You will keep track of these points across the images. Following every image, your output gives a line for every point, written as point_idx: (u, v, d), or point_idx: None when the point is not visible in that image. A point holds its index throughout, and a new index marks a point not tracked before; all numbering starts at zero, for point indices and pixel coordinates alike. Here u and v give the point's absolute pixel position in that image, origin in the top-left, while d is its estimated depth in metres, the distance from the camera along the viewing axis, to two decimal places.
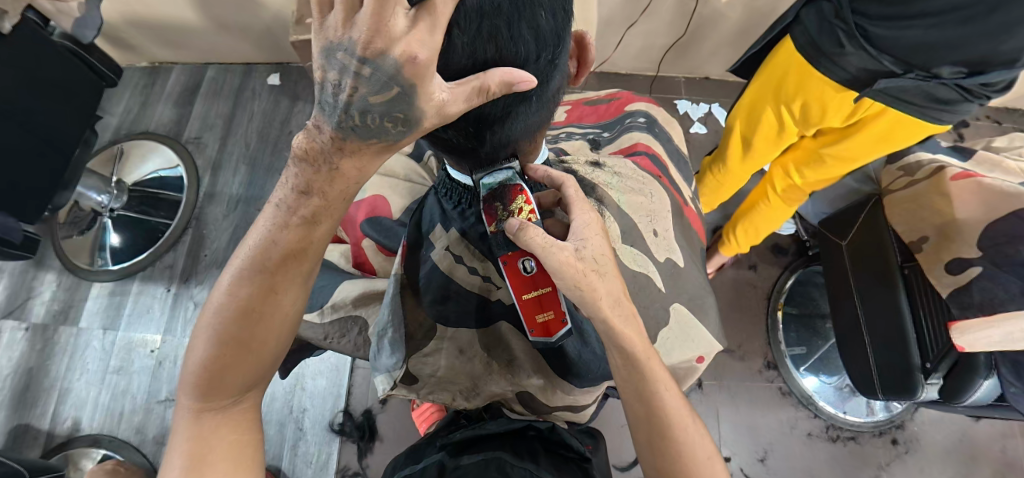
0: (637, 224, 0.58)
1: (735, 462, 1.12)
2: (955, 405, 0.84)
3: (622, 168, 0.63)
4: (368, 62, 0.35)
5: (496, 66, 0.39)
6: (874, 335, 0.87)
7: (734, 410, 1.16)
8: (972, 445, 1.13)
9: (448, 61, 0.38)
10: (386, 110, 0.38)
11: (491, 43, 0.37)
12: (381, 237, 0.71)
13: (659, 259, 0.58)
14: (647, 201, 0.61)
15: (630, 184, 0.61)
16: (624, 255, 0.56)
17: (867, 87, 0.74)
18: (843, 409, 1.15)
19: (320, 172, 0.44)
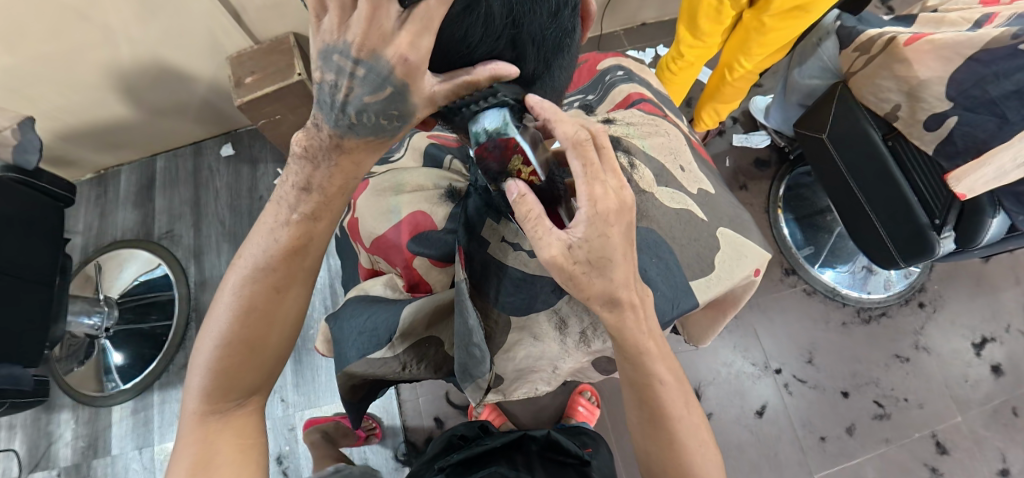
0: (666, 165, 0.60)
1: (785, 373, 1.15)
2: (972, 250, 0.87)
3: (630, 117, 0.65)
4: (362, 63, 0.36)
5: (526, 24, 0.38)
6: (877, 208, 0.92)
7: (770, 324, 1.20)
8: (988, 284, 1.20)
9: (483, 32, 0.37)
10: (382, 108, 0.39)
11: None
12: (433, 249, 0.65)
13: (693, 192, 0.60)
14: (666, 140, 0.63)
15: (646, 129, 0.63)
16: (662, 196, 0.57)
17: None
18: (866, 290, 1.20)
19: (319, 167, 0.43)
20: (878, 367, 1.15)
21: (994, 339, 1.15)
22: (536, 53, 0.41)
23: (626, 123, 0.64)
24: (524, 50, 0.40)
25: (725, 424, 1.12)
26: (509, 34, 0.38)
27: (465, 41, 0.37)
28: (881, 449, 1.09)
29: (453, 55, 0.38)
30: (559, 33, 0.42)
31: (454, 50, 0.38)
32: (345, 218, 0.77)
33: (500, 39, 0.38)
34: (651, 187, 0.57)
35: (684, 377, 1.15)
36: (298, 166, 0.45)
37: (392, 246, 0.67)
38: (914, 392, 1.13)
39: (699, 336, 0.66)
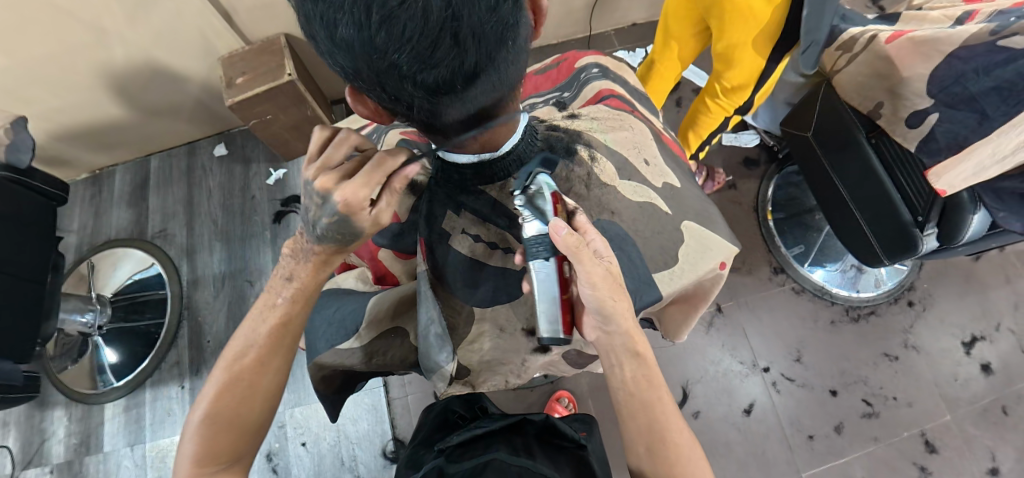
0: (628, 159, 0.61)
1: (774, 372, 1.16)
2: (954, 247, 0.87)
3: (597, 113, 0.67)
4: (323, 196, 0.49)
5: (462, 12, 0.35)
6: (861, 206, 0.92)
7: (758, 323, 1.20)
8: (978, 284, 1.19)
9: (413, 20, 0.34)
10: (334, 229, 0.51)
11: None
12: (396, 241, 0.67)
13: (657, 185, 0.61)
14: (630, 135, 0.63)
15: (610, 124, 0.64)
16: (623, 189, 0.58)
17: None
18: (855, 289, 1.20)
19: (300, 260, 0.56)
20: (867, 366, 1.15)
21: (984, 338, 1.15)
22: (475, 46, 0.38)
23: (591, 118, 0.66)
24: (464, 43, 0.37)
25: (713, 423, 1.12)
26: (444, 24, 0.35)
27: (398, 32, 0.35)
28: (870, 447, 1.09)
29: (385, 48, 0.36)
30: (502, 27, 0.39)
31: (387, 42, 0.36)
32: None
33: (434, 31, 0.35)
34: (612, 179, 0.58)
35: (672, 375, 1.16)
36: (285, 262, 0.57)
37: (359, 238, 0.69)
38: (903, 390, 1.12)
39: (674, 332, 0.66)
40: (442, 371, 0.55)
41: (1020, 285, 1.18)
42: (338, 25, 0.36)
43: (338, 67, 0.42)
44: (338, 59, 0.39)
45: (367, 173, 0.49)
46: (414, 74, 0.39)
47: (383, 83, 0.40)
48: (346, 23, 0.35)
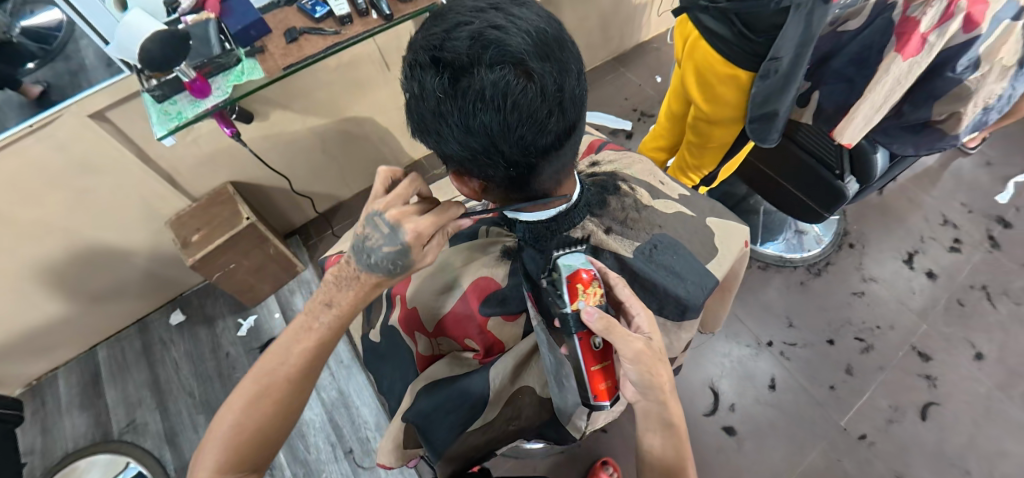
0: (655, 182, 0.68)
1: (776, 343, 1.26)
2: (872, 184, 1.04)
3: (608, 156, 0.74)
4: (393, 225, 0.54)
5: (567, 85, 0.43)
6: (789, 177, 1.08)
7: (744, 306, 1.31)
8: (890, 212, 1.42)
9: (538, 98, 0.41)
10: (393, 257, 0.54)
11: (562, 65, 0.42)
12: (504, 306, 0.62)
13: (677, 196, 0.68)
14: (644, 165, 0.71)
15: (626, 160, 0.72)
16: (659, 205, 0.65)
17: (716, 46, 0.82)
18: (805, 249, 1.36)
19: (339, 285, 0.58)
20: (844, 308, 1.30)
21: (916, 252, 1.36)
22: (575, 109, 0.45)
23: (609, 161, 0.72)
24: (567, 109, 0.44)
25: (748, 408, 1.18)
26: (556, 97, 0.42)
27: (524, 110, 0.41)
28: (880, 377, 1.21)
29: (514, 124, 0.42)
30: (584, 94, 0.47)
31: (518, 119, 0.42)
32: (393, 316, 0.69)
33: (551, 103, 0.42)
34: (649, 201, 0.65)
35: (696, 378, 1.22)
36: (326, 288, 0.58)
37: (463, 320, 0.63)
38: (881, 318, 1.27)
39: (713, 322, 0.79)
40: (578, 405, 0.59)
41: (919, 204, 1.43)
42: (477, 113, 0.41)
43: (453, 152, 0.47)
44: (468, 144, 0.44)
45: (432, 217, 0.55)
46: (533, 143, 0.44)
47: (501, 156, 0.45)
48: (485, 111, 0.41)
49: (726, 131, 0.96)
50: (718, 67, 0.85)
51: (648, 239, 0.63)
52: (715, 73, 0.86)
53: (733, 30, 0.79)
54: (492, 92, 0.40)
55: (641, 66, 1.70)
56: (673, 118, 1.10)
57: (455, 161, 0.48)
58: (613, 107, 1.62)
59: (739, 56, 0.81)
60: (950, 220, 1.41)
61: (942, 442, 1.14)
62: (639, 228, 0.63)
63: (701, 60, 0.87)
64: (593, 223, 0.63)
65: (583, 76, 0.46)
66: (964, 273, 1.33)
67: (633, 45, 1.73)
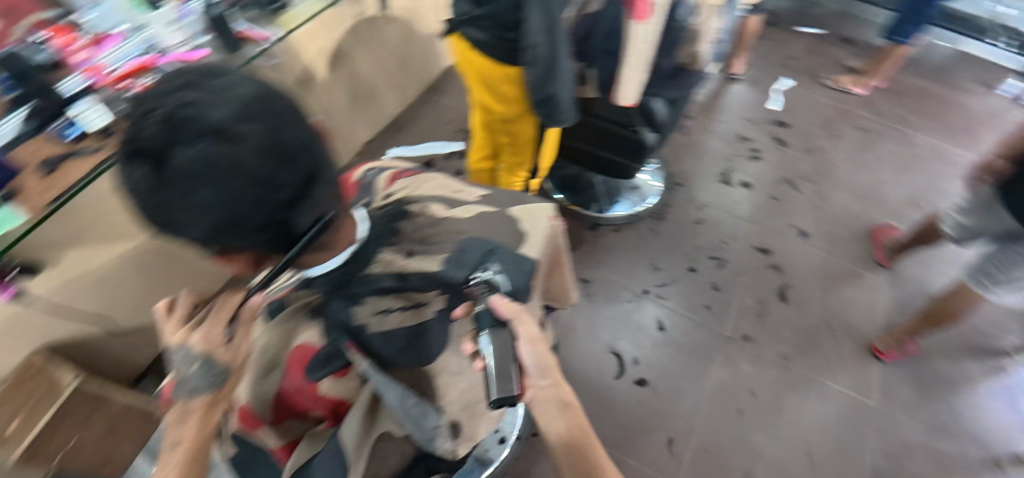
0: (455, 194, 0.58)
1: (649, 288, 1.39)
2: (666, 130, 1.19)
3: (399, 184, 0.60)
4: (176, 346, 0.45)
5: (285, 135, 0.37)
6: (601, 144, 1.20)
7: (616, 267, 1.42)
8: (696, 149, 1.71)
9: (254, 158, 0.35)
10: (202, 376, 0.45)
11: (273, 117, 0.36)
12: (329, 366, 0.48)
13: (482, 199, 0.59)
14: (440, 181, 0.60)
15: (417, 182, 0.59)
16: (463, 212, 0.55)
17: (484, 50, 0.91)
18: (646, 198, 1.54)
19: (177, 419, 0.47)
20: (691, 236, 1.49)
21: (730, 171, 1.66)
22: (308, 156, 0.39)
23: (402, 187, 0.59)
24: (297, 160, 0.38)
25: (649, 357, 1.28)
26: (276, 151, 0.36)
27: (247, 176, 0.35)
28: (739, 282, 1.43)
29: (238, 190, 0.36)
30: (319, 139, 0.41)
31: (243, 186, 0.36)
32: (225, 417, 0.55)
33: (273, 160, 0.36)
34: (450, 213, 0.54)
35: (598, 347, 1.29)
36: (167, 431, 0.47)
37: (294, 394, 0.51)
38: (723, 232, 1.51)
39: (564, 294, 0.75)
40: (439, 429, 0.50)
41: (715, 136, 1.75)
42: (196, 190, 0.35)
43: (198, 236, 0.39)
44: (202, 225, 0.38)
45: (212, 317, 0.46)
46: (273, 207, 0.38)
47: (245, 228, 0.38)
48: (202, 187, 0.35)
49: (526, 121, 1.03)
50: (492, 67, 0.93)
51: (454, 248, 0.51)
52: (493, 74, 0.94)
53: (489, 35, 0.88)
54: (197, 163, 0.34)
55: (454, 90, 1.78)
56: (483, 128, 1.16)
57: (205, 244, 0.40)
58: (439, 133, 1.67)
59: (503, 54, 0.89)
60: (741, 136, 1.77)
61: (802, 313, 1.41)
62: (441, 242, 0.51)
63: (478, 67, 0.95)
64: (389, 253, 0.49)
65: (310, 127, 0.40)
66: (770, 174, 1.70)
67: (440, 73, 1.81)
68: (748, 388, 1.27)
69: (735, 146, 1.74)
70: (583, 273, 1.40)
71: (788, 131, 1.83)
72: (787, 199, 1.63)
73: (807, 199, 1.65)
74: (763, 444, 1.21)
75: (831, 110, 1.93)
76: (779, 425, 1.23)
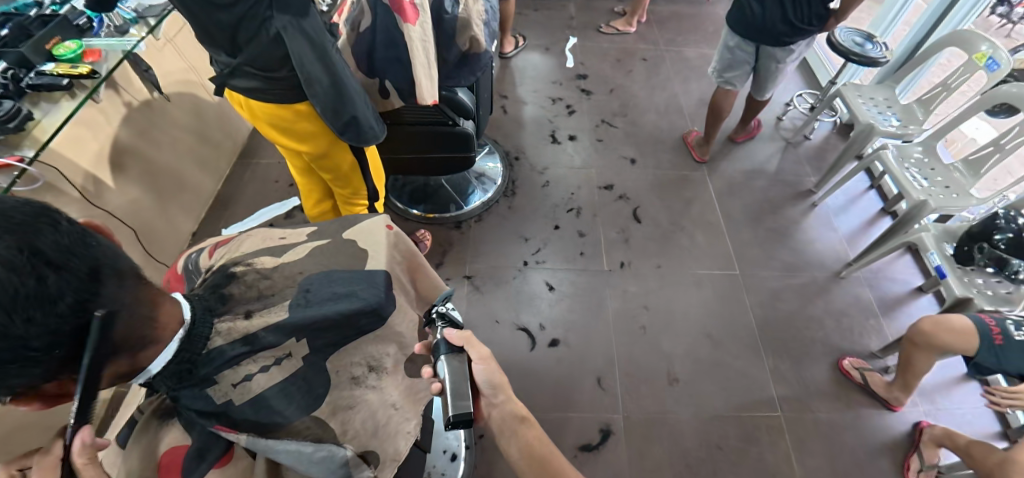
0: (276, 242, 0.56)
1: (527, 259, 1.46)
2: (479, 115, 1.26)
3: (218, 253, 0.56)
4: None
5: (39, 244, 0.34)
6: (428, 147, 1.23)
7: (495, 252, 1.48)
8: (521, 123, 1.83)
9: (5, 278, 0.32)
10: None
11: (14, 229, 0.33)
12: (207, 459, 0.45)
13: (309, 235, 0.58)
14: (261, 235, 0.57)
15: (234, 245, 0.56)
16: (290, 255, 0.54)
17: (262, 97, 0.89)
18: (494, 181, 1.62)
19: None
20: (546, 198, 1.61)
21: (555, 131, 1.82)
22: (81, 256, 0.36)
23: (221, 256, 0.55)
24: (67, 263, 0.35)
25: (551, 317, 1.36)
26: (33, 261, 0.33)
27: (3, 301, 0.32)
28: (599, 220, 1.58)
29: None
30: (88, 234, 0.38)
31: (3, 313, 0.32)
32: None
33: (31, 272, 0.33)
34: (277, 260, 0.53)
35: (507, 329, 1.34)
36: None
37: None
38: (570, 184, 1.65)
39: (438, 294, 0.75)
40: (346, 459, 0.49)
41: (531, 107, 1.90)
42: None
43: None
44: None
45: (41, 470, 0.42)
46: (60, 317, 0.34)
47: (35, 352, 0.34)
48: None
49: (339, 149, 1.03)
50: (279, 110, 0.91)
51: (296, 290, 0.51)
52: (283, 116, 0.93)
53: (261, 80, 0.86)
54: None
55: (268, 150, 1.68)
56: (303, 172, 1.13)
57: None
58: (270, 196, 1.58)
59: (285, 93, 0.88)
60: (553, 99, 1.94)
61: (658, 225, 1.61)
62: (279, 291, 0.51)
63: (265, 114, 0.93)
64: (227, 320, 0.48)
65: (73, 224, 0.37)
66: (587, 121, 1.88)
67: (246, 139, 1.70)
68: (642, 305, 1.42)
69: (551, 108, 1.90)
70: (466, 270, 1.43)
71: (588, 80, 2.05)
72: (609, 137, 1.83)
73: (624, 131, 1.86)
74: (671, 345, 1.36)
75: (616, 52, 2.19)
76: (677, 324, 1.40)
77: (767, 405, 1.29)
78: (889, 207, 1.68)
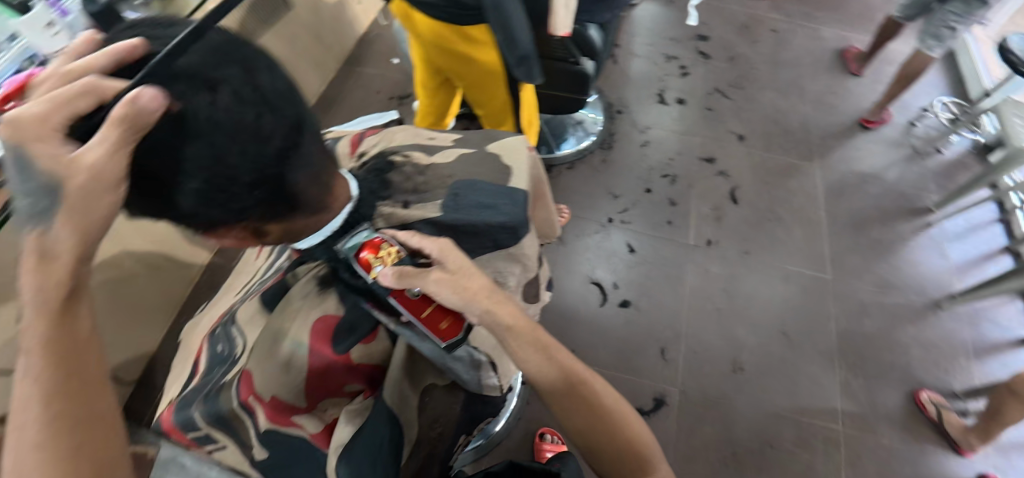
0: (427, 142, 0.57)
1: (613, 216, 1.43)
2: (603, 57, 1.18)
3: (369, 142, 0.59)
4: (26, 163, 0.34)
5: (260, 84, 0.37)
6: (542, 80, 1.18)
7: (580, 202, 1.45)
8: (629, 75, 1.73)
9: (232, 108, 0.35)
10: (48, 207, 0.34)
11: (244, 66, 0.36)
12: (357, 333, 0.48)
13: (457, 142, 0.58)
14: (409, 132, 0.59)
15: (387, 137, 0.58)
16: (442, 157, 0.55)
17: (435, 12, 0.85)
18: (591, 132, 1.55)
19: (36, 279, 0.36)
20: (642, 159, 1.54)
21: (664, 91, 1.71)
22: (289, 105, 0.39)
23: (376, 145, 0.58)
24: (279, 106, 0.38)
25: (626, 278, 1.34)
26: (256, 96, 0.36)
27: (228, 129, 0.35)
28: (693, 192, 1.49)
29: (224, 143, 0.36)
30: (293, 85, 0.41)
31: (227, 140, 0.36)
32: (257, 421, 0.50)
33: (253, 107, 0.36)
34: (430, 159, 0.54)
35: (580, 280, 1.33)
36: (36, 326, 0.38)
37: (324, 374, 0.48)
38: (670, 149, 1.57)
39: (548, 229, 0.74)
40: (479, 363, 0.52)
41: (644, 61, 1.79)
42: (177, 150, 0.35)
43: (189, 201, 0.38)
44: (188, 190, 0.37)
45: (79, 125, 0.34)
46: (266, 156, 0.38)
47: (241, 184, 0.38)
48: (184, 147, 0.35)
49: (495, 81, 0.98)
50: (449, 27, 0.87)
51: (447, 192, 0.52)
52: (449, 34, 0.89)
53: None
54: (170, 120, 0.34)
55: (374, 58, 1.68)
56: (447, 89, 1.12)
57: (189, 218, 0.41)
58: (371, 105, 1.59)
59: (459, 13, 0.83)
60: (668, 56, 1.81)
61: (755, 209, 1.50)
62: (433, 187, 0.52)
63: (429, 29, 0.90)
64: (387, 206, 0.51)
65: (283, 72, 0.40)
66: (700, 87, 1.75)
67: (356, 43, 1.70)
68: (720, 288, 1.35)
69: (663, 66, 1.78)
70: None
71: (709, 43, 1.89)
72: (720, 108, 1.70)
73: (737, 104, 1.72)
74: (743, 334, 1.30)
75: (745, 17, 2.00)
76: (754, 315, 1.33)
77: (829, 415, 1.23)
78: (1015, 245, 1.48)
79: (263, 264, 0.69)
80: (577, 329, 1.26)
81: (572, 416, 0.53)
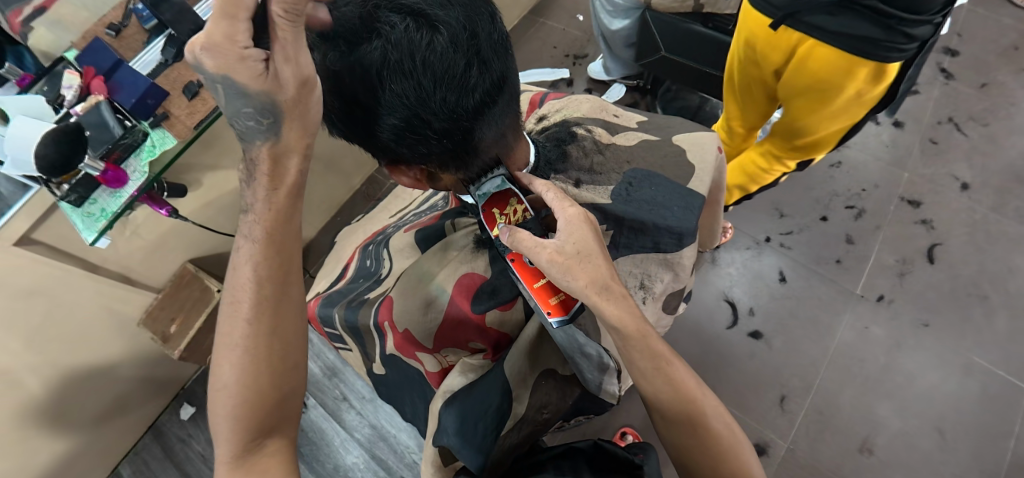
0: (609, 119, 0.64)
1: (773, 236, 1.27)
2: None
3: (555, 107, 0.67)
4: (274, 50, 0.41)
5: (477, 33, 0.42)
6: None
7: (735, 212, 1.30)
8: None
9: (446, 51, 0.40)
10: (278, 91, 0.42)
11: (465, 14, 0.41)
12: (496, 298, 0.54)
13: (638, 126, 0.64)
14: (591, 104, 0.66)
15: (572, 105, 0.66)
16: (621, 139, 0.61)
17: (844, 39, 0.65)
18: None
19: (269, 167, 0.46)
20: (827, 182, 1.32)
21: None
22: (496, 60, 0.44)
23: (559, 111, 0.66)
24: (487, 59, 0.43)
25: (766, 307, 1.20)
26: (470, 44, 0.41)
27: (438, 69, 0.41)
28: (880, 235, 1.26)
29: (433, 82, 0.41)
30: (502, 37, 0.45)
31: (434, 81, 0.41)
32: (387, 344, 0.61)
33: (463, 53, 0.41)
34: (610, 138, 0.61)
35: (710, 294, 1.22)
36: (254, 190, 0.47)
37: (457, 325, 0.54)
38: (866, 179, 1.32)
39: (710, 222, 0.77)
40: (605, 368, 0.50)
41: None
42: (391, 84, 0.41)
43: (395, 129, 0.45)
44: (394, 124, 0.44)
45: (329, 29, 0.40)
46: (466, 104, 0.44)
47: (436, 126, 0.45)
48: (398, 80, 0.41)
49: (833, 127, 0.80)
50: (851, 62, 0.67)
51: (621, 179, 0.58)
52: (838, 68, 0.68)
53: (879, 21, 0.62)
54: (407, 57, 0.40)
55: (559, 10, 1.63)
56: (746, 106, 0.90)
57: (384, 150, 0.49)
58: (544, 59, 1.57)
59: (885, 53, 0.64)
60: None
61: (955, 276, 1.20)
62: (608, 171, 0.59)
63: (812, 59, 0.69)
64: (561, 180, 0.58)
65: (498, 25, 0.45)
66: (929, 112, 1.40)
67: None
68: (876, 354, 1.14)
69: None
70: None
71: (959, 59, 1.47)
72: (951, 141, 1.36)
73: (980, 141, 1.36)
74: (888, 415, 1.09)
75: None
76: (910, 398, 1.10)
77: None
78: None
79: (419, 197, 0.78)
80: (692, 344, 1.18)
81: (670, 424, 0.50)
